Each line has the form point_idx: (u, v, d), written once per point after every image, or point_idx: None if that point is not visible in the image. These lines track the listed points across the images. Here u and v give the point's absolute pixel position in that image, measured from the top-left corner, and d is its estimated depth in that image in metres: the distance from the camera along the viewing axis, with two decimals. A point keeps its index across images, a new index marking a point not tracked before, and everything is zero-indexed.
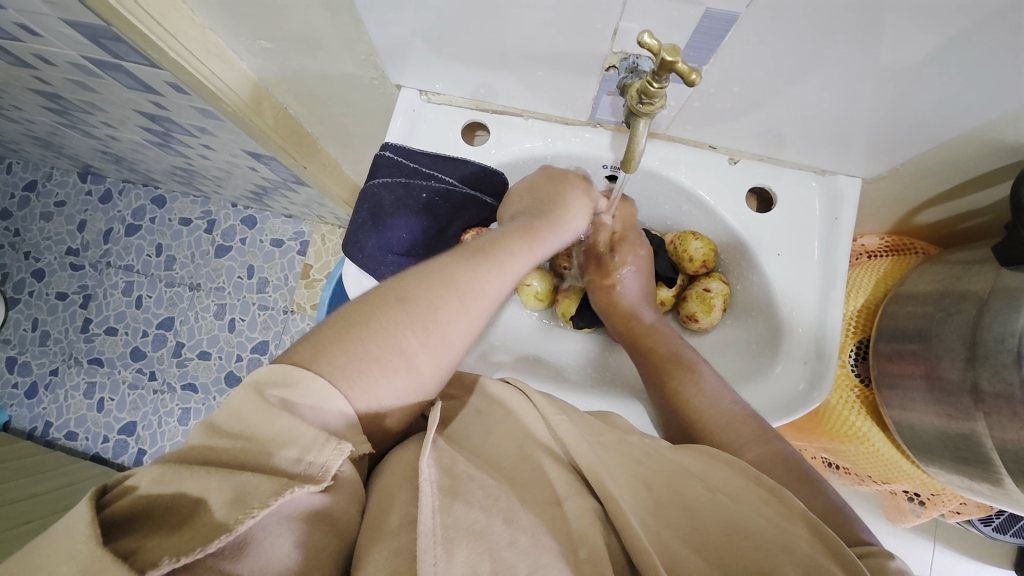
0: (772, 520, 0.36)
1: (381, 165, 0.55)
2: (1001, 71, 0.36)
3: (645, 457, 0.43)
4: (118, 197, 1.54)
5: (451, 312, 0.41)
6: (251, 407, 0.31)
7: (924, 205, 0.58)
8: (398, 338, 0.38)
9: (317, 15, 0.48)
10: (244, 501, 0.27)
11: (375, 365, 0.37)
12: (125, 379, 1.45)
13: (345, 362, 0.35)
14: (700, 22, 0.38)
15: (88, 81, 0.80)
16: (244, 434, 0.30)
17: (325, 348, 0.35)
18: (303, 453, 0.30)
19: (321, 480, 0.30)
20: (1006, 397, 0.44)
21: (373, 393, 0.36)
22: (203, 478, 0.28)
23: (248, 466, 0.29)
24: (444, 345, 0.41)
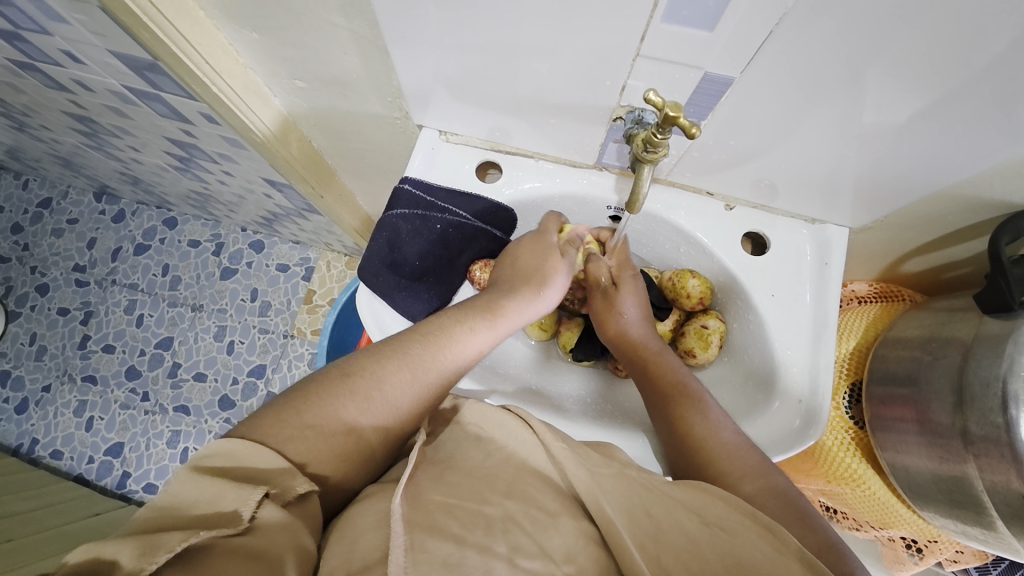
0: (771, 556, 0.37)
1: (399, 197, 0.58)
2: (970, 137, 0.40)
3: (643, 488, 0.44)
4: (131, 217, 1.58)
5: (395, 379, 0.45)
6: (186, 478, 0.33)
7: (910, 255, 0.61)
8: (337, 409, 0.42)
9: (351, 60, 0.52)
10: (154, 549, 0.29)
11: (309, 430, 0.40)
12: (117, 398, 1.43)
13: (278, 430, 0.39)
14: (700, 83, 0.42)
15: (123, 107, 0.84)
16: (172, 503, 0.32)
17: (269, 422, 0.39)
18: (224, 501, 0.32)
19: (239, 524, 0.32)
20: (995, 441, 0.45)
21: (318, 457, 0.39)
22: (120, 539, 0.30)
23: (168, 525, 0.31)
24: (387, 409, 0.44)
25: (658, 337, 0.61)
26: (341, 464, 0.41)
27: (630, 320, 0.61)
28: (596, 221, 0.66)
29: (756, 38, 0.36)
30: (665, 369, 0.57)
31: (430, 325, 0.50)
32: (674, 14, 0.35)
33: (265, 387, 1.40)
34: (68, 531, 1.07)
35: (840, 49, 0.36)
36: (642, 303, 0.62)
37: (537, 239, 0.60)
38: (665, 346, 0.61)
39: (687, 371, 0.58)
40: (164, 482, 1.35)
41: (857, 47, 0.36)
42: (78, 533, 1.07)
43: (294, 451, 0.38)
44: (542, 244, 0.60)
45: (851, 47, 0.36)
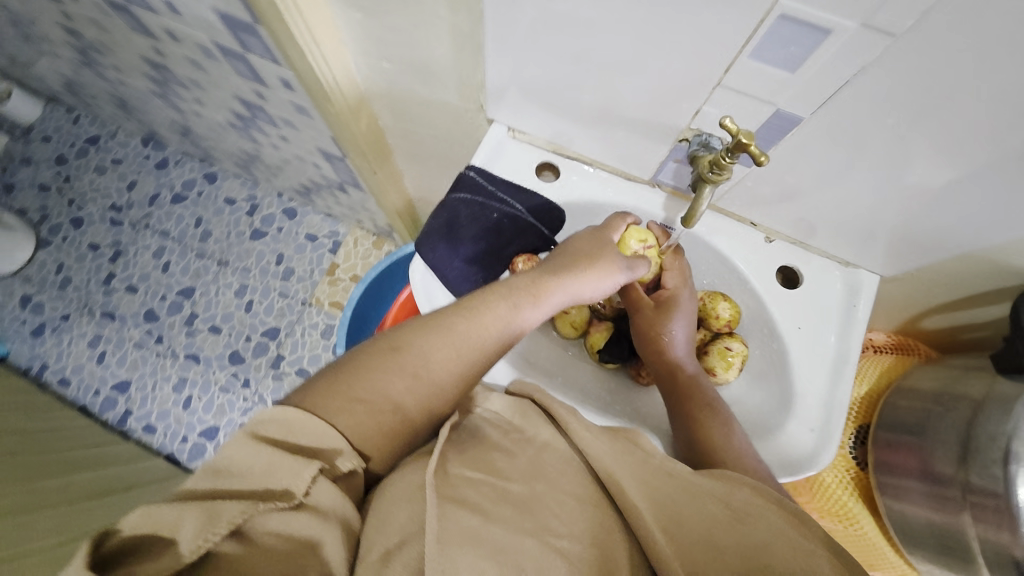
0: (790, 548, 0.40)
1: (463, 182, 0.62)
2: (1006, 208, 0.44)
3: (666, 475, 0.46)
4: (174, 167, 1.63)
5: (439, 360, 0.48)
6: (244, 446, 0.36)
7: (931, 312, 0.64)
8: (385, 384, 0.45)
9: (442, 51, 0.56)
10: (213, 522, 0.33)
11: (358, 404, 0.43)
12: (132, 338, 1.47)
13: (330, 403, 0.42)
14: (771, 118, 0.45)
15: (204, 61, 0.88)
16: (227, 468, 0.36)
17: (322, 391, 0.43)
18: (276, 478, 0.36)
19: (290, 498, 0.36)
20: (989, 492, 0.48)
21: (366, 430, 0.43)
22: (180, 506, 0.33)
23: (223, 492, 0.35)
24: (430, 387, 0.47)
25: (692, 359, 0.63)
26: (386, 439, 0.44)
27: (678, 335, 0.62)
28: None
29: (833, 85, 0.39)
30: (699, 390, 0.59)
31: (472, 301, 0.52)
32: (762, 53, 0.38)
33: (277, 350, 1.43)
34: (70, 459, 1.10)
35: (904, 109, 0.40)
36: (689, 328, 0.64)
37: (595, 235, 0.60)
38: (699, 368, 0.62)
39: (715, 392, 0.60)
40: (165, 425, 1.38)
41: (918, 111, 0.39)
42: (77, 462, 1.11)
43: (344, 423, 0.42)
44: (598, 240, 0.59)
45: (921, 105, 0.39)
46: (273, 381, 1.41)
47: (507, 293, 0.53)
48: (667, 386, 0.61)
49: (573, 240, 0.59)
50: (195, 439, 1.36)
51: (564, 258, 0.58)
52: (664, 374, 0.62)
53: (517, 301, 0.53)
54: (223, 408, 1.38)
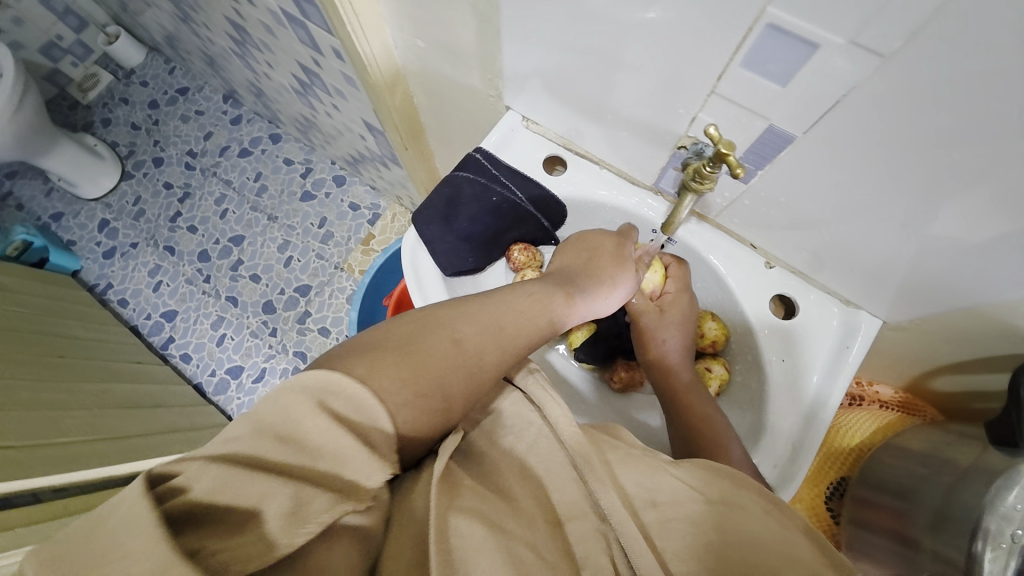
0: (775, 531, 0.37)
1: (470, 163, 0.64)
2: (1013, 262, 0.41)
3: (627, 453, 0.42)
4: (246, 124, 1.77)
5: (496, 360, 0.45)
6: (316, 417, 0.32)
7: (940, 370, 0.59)
8: (443, 377, 0.42)
9: (467, 34, 0.59)
10: (302, 514, 0.31)
11: (416, 396, 0.39)
12: (185, 273, 1.60)
13: (391, 386, 0.38)
14: (763, 133, 0.44)
15: (274, 27, 0.95)
16: (294, 438, 0.32)
17: (382, 370, 0.39)
18: (351, 474, 0.33)
19: (360, 497, 0.34)
20: (951, 564, 0.43)
21: (416, 425, 0.40)
22: (265, 483, 0.30)
23: (296, 472, 0.31)
24: (478, 387, 0.44)
25: (692, 369, 0.60)
26: (425, 435, 0.41)
27: (668, 348, 0.61)
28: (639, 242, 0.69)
29: (823, 102, 0.38)
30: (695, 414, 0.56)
31: (521, 295, 0.51)
32: (753, 62, 0.38)
33: (305, 305, 1.52)
34: (106, 368, 1.23)
35: (905, 140, 0.38)
36: (687, 341, 0.61)
37: (614, 245, 0.60)
38: (701, 385, 0.59)
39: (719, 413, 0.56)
40: (198, 356, 1.50)
41: (926, 143, 0.37)
42: (119, 372, 1.24)
43: (402, 417, 0.38)
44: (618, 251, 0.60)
45: (916, 134, 0.37)
46: (296, 334, 1.49)
47: (552, 297, 0.52)
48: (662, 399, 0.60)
49: (596, 248, 0.60)
50: (221, 373, 1.47)
51: (580, 270, 0.58)
52: (663, 395, 0.60)
53: (556, 307, 0.52)
54: (250, 350, 1.49)
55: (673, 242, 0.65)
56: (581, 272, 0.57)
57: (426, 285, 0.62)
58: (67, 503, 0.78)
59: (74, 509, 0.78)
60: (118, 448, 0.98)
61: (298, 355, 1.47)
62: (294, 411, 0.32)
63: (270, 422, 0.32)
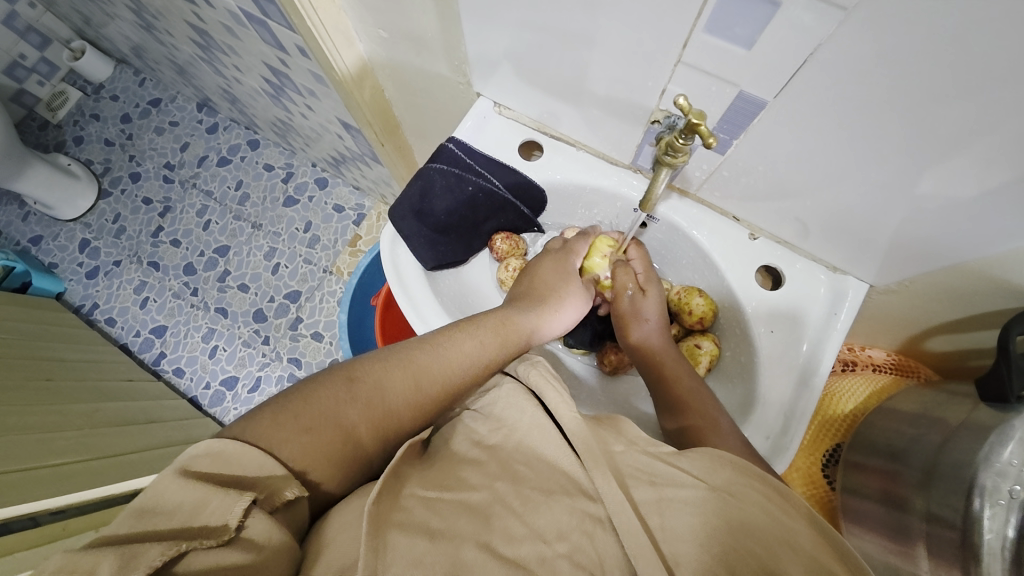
0: (777, 518, 0.36)
1: (443, 153, 0.63)
2: (990, 216, 0.41)
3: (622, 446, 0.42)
4: (222, 133, 1.75)
5: (398, 389, 0.45)
6: (173, 480, 0.33)
7: (932, 331, 0.59)
8: (338, 413, 0.41)
9: (428, 20, 0.57)
10: (130, 567, 0.28)
11: (304, 435, 0.39)
12: (171, 287, 1.58)
13: (275, 433, 0.38)
14: (734, 101, 0.43)
15: (236, 29, 0.92)
16: (153, 507, 0.32)
17: (262, 420, 0.39)
18: (204, 513, 0.32)
19: (220, 535, 0.31)
20: (948, 523, 0.44)
21: (310, 464, 0.39)
22: (99, 551, 0.29)
23: (148, 532, 0.31)
24: (386, 415, 0.44)
25: (674, 347, 0.60)
26: (331, 468, 0.40)
27: (647, 329, 0.61)
28: (622, 222, 0.68)
29: (790, 66, 0.38)
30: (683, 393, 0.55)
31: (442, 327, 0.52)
32: (715, 26, 0.38)
33: (295, 312, 1.51)
34: (97, 388, 1.21)
35: (874, 98, 0.37)
36: (662, 318, 0.62)
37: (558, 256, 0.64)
38: (680, 357, 0.59)
39: (703, 386, 0.56)
40: (191, 370, 1.49)
41: (896, 96, 0.36)
42: (107, 391, 1.22)
43: (289, 455, 0.38)
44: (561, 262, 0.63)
45: (886, 92, 0.36)
46: (289, 341, 1.48)
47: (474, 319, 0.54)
48: (648, 380, 0.59)
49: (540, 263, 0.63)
50: (215, 385, 1.46)
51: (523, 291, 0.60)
52: (651, 379, 0.59)
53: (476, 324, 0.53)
54: (242, 360, 1.47)
55: (655, 220, 0.64)
56: (514, 294, 0.60)
57: (406, 282, 0.61)
58: (66, 524, 0.78)
59: (75, 528, 0.78)
60: (113, 466, 0.97)
61: (293, 361, 1.46)
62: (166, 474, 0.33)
63: (134, 500, 0.32)
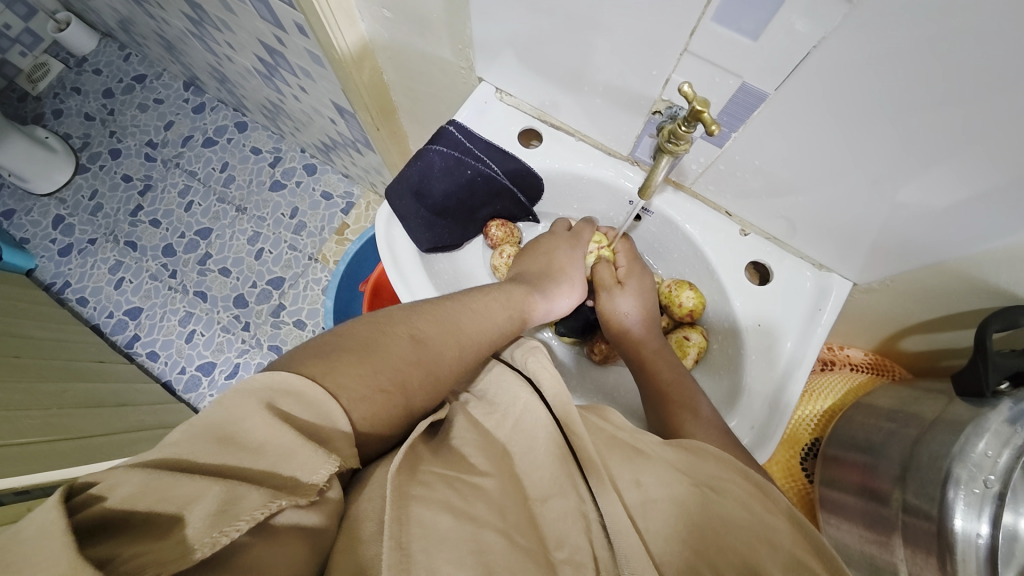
0: (758, 515, 0.37)
1: (442, 136, 0.62)
2: (973, 217, 0.42)
3: (611, 437, 0.42)
4: (209, 112, 1.70)
5: (450, 355, 0.46)
6: (254, 414, 0.31)
7: (909, 330, 0.61)
8: (403, 372, 0.42)
9: (434, 1, 0.57)
10: (232, 513, 0.28)
11: (377, 394, 0.39)
12: (148, 268, 1.53)
13: (353, 387, 0.38)
14: (736, 92, 0.44)
15: (232, 4, 0.90)
16: (238, 441, 0.31)
17: (340, 368, 0.38)
18: (295, 469, 0.31)
19: (310, 496, 0.31)
20: (925, 515, 0.45)
21: (376, 423, 0.39)
22: (195, 483, 0.28)
23: (228, 471, 0.30)
24: (439, 384, 0.44)
25: (659, 339, 0.62)
26: (387, 429, 0.40)
27: (630, 319, 0.63)
28: (616, 215, 0.69)
29: (794, 58, 0.39)
30: (667, 382, 0.56)
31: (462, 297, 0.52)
32: (723, 16, 0.39)
33: (278, 298, 1.48)
34: (66, 369, 1.16)
35: (872, 94, 0.39)
36: (642, 308, 0.63)
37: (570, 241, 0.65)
38: (661, 346, 0.61)
39: (683, 373, 0.57)
40: (166, 354, 1.44)
41: (893, 93, 0.38)
42: (79, 372, 1.19)
43: (360, 412, 0.38)
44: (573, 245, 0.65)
45: (883, 88, 0.38)
46: (270, 328, 1.45)
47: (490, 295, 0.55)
48: (632, 369, 0.61)
49: (548, 249, 0.64)
50: (191, 370, 1.42)
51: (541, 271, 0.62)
52: (635, 368, 0.60)
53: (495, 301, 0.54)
54: (221, 345, 1.44)
55: (650, 212, 0.65)
56: (542, 274, 0.61)
57: (401, 262, 0.61)
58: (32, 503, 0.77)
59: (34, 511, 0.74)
60: (80, 449, 0.94)
61: (273, 349, 1.43)
62: (210, 422, 0.31)
63: (210, 421, 0.31)
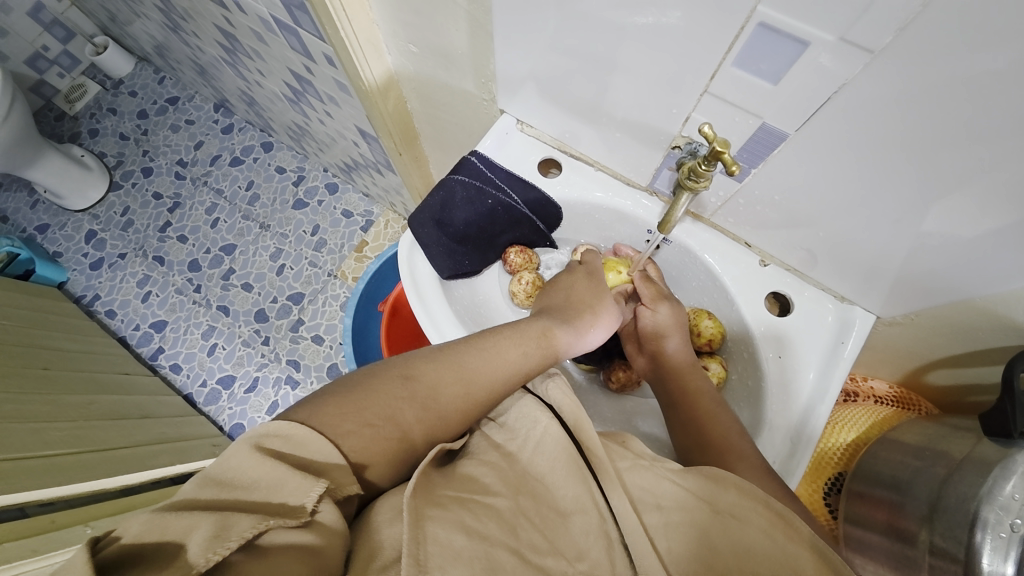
0: (779, 543, 0.36)
1: (465, 166, 0.64)
2: (995, 255, 0.42)
3: (628, 458, 0.42)
4: (237, 133, 1.77)
5: (448, 392, 0.45)
6: (249, 455, 0.33)
7: (934, 364, 0.60)
8: (392, 409, 0.42)
9: (460, 38, 0.59)
10: (226, 535, 0.29)
11: (365, 429, 0.40)
12: (174, 283, 1.57)
13: (336, 423, 0.39)
14: (756, 132, 0.45)
15: (264, 36, 0.94)
16: (232, 478, 0.32)
17: (328, 410, 0.40)
18: (284, 493, 0.32)
19: (301, 517, 0.32)
20: (951, 557, 0.44)
21: (368, 456, 0.39)
22: (193, 515, 0.30)
23: (226, 504, 0.31)
24: (437, 419, 0.44)
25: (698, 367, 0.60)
26: (385, 463, 0.41)
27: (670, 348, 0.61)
28: (634, 242, 0.69)
29: (815, 101, 0.40)
30: (712, 419, 0.54)
31: (481, 335, 0.51)
32: (745, 62, 0.40)
33: (298, 313, 1.51)
34: (92, 381, 1.20)
35: (889, 136, 0.39)
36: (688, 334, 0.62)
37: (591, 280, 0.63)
38: (705, 376, 0.59)
39: (731, 414, 0.55)
40: (188, 367, 1.47)
41: (912, 135, 0.38)
42: (105, 384, 1.22)
43: (349, 447, 0.38)
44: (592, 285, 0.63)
45: (904, 130, 0.38)
46: (289, 342, 1.48)
47: (517, 328, 0.53)
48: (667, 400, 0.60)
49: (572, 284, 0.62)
50: (212, 383, 1.45)
51: (564, 305, 0.60)
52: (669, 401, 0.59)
53: (510, 333, 0.52)
54: (241, 359, 1.47)
55: (669, 242, 0.66)
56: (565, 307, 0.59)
57: (423, 291, 0.62)
58: (54, 517, 0.76)
59: (60, 524, 0.75)
60: (104, 461, 0.96)
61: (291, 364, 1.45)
62: (210, 471, 0.33)
63: (210, 470, 0.33)
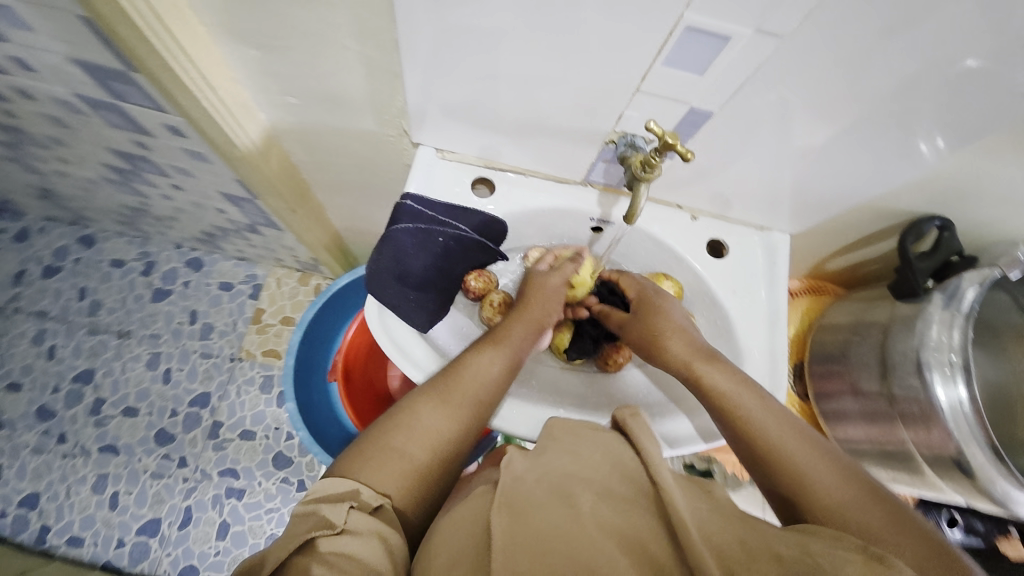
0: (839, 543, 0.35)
1: (403, 213, 0.60)
2: (874, 163, 0.53)
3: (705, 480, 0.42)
4: (38, 236, 1.41)
5: (442, 421, 0.50)
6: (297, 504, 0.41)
7: (833, 255, 0.74)
8: (393, 437, 0.48)
9: (355, 80, 0.54)
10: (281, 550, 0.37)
11: (375, 460, 0.45)
12: (26, 443, 1.24)
13: (354, 464, 0.45)
14: (687, 114, 0.49)
15: (66, 117, 0.75)
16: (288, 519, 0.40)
17: (347, 458, 0.46)
18: (320, 512, 0.39)
19: (335, 524, 0.38)
20: (912, 401, 0.56)
21: (385, 481, 0.44)
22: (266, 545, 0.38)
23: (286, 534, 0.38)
24: (432, 432, 0.49)
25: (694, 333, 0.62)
26: (404, 484, 0.45)
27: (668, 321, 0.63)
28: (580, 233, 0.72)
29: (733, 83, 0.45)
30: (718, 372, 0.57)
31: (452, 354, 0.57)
32: (671, 59, 0.43)
33: (210, 417, 1.29)
34: None
35: (790, 93, 0.46)
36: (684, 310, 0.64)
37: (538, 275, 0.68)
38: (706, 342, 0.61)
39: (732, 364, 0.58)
40: (92, 533, 1.19)
41: (808, 91, 0.45)
42: None
43: (367, 478, 0.44)
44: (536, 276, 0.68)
45: (803, 87, 0.45)
46: (213, 453, 1.26)
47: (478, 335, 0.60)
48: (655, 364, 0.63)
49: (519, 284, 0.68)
50: (132, 538, 1.19)
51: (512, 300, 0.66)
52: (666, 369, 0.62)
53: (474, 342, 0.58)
54: (159, 496, 1.22)
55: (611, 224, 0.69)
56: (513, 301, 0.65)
57: (411, 352, 0.59)
58: None
59: None
60: None
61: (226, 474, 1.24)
62: None
63: None
